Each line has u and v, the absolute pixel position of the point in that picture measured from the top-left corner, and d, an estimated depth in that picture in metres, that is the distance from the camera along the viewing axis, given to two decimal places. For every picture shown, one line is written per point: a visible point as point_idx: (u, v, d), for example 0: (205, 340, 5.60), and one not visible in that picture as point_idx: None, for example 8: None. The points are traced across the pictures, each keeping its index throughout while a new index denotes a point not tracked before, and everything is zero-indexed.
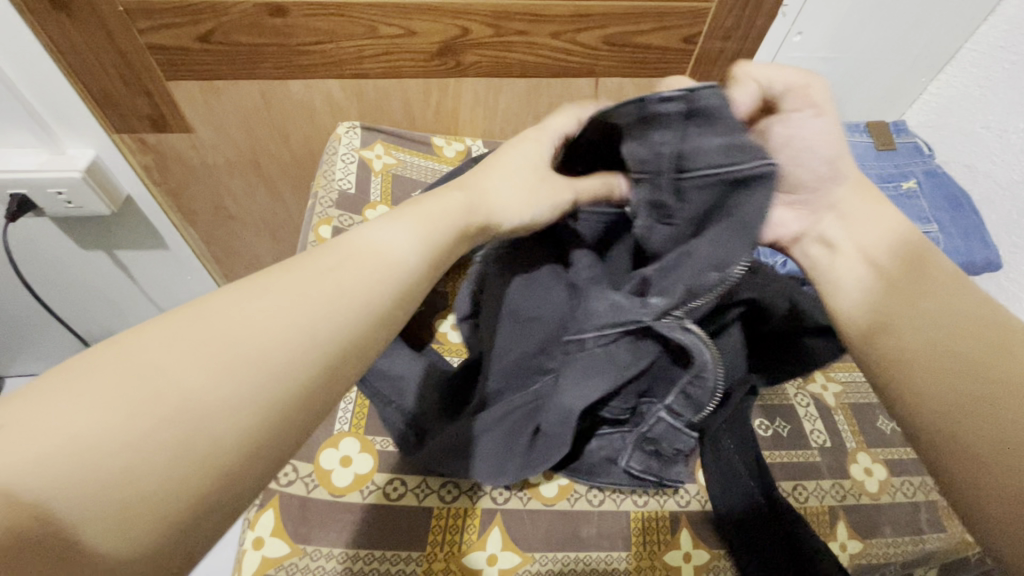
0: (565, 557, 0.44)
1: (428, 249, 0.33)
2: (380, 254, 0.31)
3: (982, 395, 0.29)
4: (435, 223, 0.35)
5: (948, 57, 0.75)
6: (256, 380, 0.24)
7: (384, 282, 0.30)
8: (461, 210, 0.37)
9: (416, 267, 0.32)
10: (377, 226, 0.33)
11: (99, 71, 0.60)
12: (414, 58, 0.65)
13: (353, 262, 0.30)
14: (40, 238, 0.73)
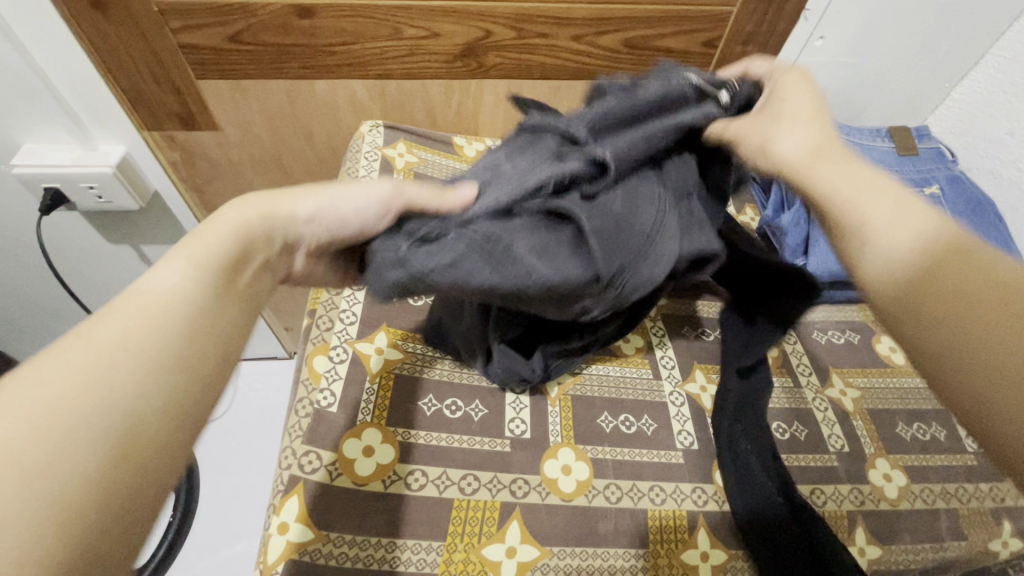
0: (583, 552, 0.44)
1: (206, 278, 0.32)
2: (135, 299, 0.28)
3: (966, 308, 0.28)
4: (206, 247, 0.33)
5: (972, 63, 0.74)
6: (112, 428, 0.24)
7: (171, 331, 0.28)
8: (246, 221, 0.36)
9: (197, 295, 0.30)
10: (153, 275, 0.30)
11: (133, 71, 0.62)
12: (437, 59, 0.66)
13: (114, 315, 0.28)
14: (70, 231, 0.75)
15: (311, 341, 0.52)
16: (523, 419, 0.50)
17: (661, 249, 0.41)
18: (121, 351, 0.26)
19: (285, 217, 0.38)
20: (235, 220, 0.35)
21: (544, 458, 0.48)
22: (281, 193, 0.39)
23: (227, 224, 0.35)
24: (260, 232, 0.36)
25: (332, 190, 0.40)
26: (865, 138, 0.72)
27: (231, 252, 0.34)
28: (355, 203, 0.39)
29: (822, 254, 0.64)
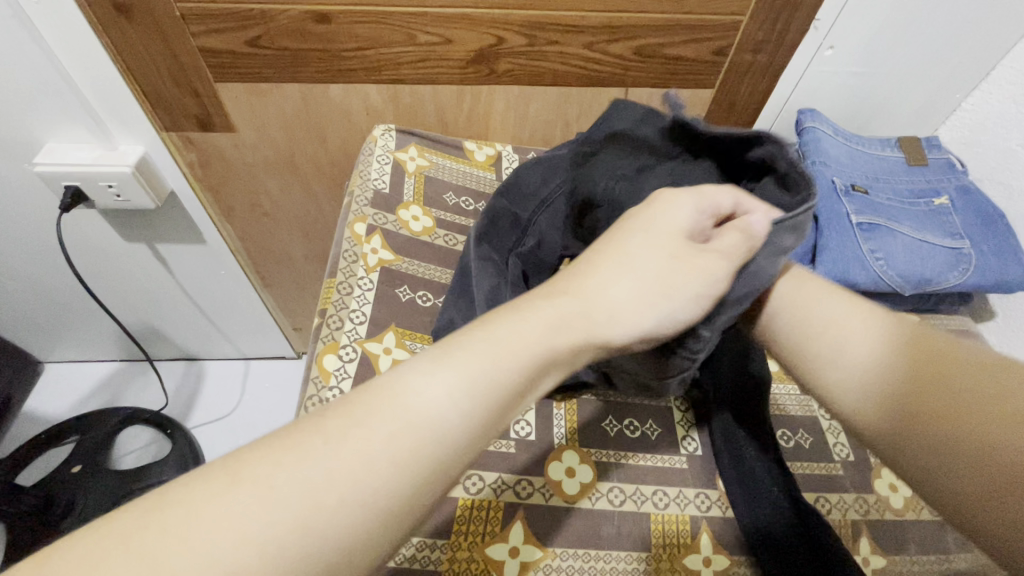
0: (586, 554, 0.44)
1: (480, 412, 0.26)
2: (413, 423, 0.24)
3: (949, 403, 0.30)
4: (483, 375, 0.26)
5: (984, 73, 0.74)
6: (293, 575, 0.21)
7: (406, 473, 0.24)
8: (547, 328, 0.29)
9: (461, 435, 0.25)
10: (419, 375, 0.26)
11: (154, 72, 0.63)
12: (450, 65, 0.67)
13: (371, 413, 0.24)
14: (88, 228, 0.77)
15: (321, 338, 0.53)
16: (528, 420, 0.51)
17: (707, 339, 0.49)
18: (350, 486, 0.22)
19: (574, 314, 0.30)
20: (554, 315, 0.30)
21: (549, 460, 0.49)
22: (594, 262, 0.33)
23: (537, 324, 0.29)
24: (566, 345, 0.29)
25: (650, 262, 0.33)
26: (874, 148, 0.72)
27: (510, 398, 0.27)
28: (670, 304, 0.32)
29: (830, 262, 0.62)
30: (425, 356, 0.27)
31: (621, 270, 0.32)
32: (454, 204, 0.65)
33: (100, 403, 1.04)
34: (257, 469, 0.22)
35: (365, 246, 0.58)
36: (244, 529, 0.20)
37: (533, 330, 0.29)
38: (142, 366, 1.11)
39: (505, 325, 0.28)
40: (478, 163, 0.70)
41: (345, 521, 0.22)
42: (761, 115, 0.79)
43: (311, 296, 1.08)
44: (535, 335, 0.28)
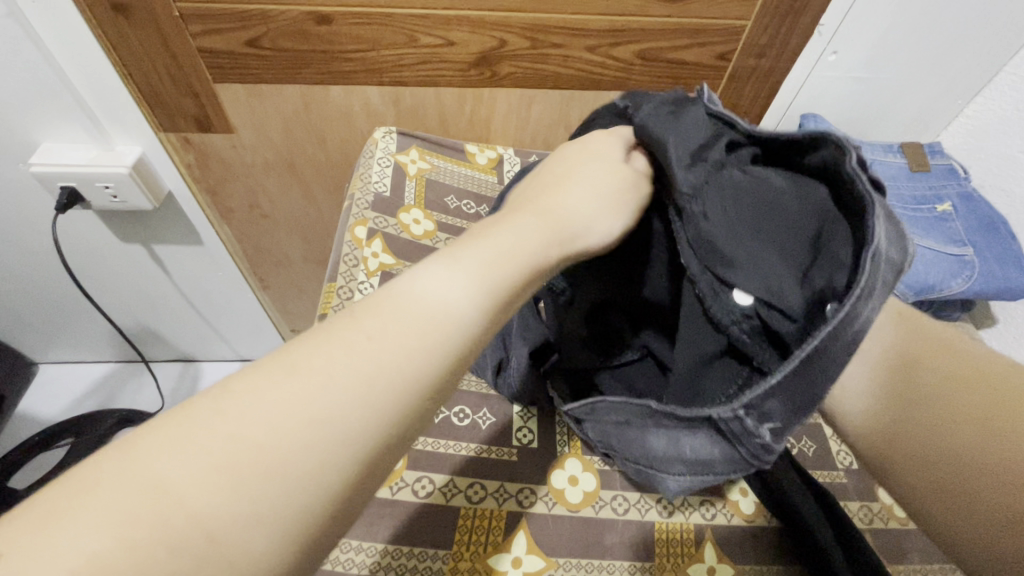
0: (589, 564, 0.44)
1: (485, 297, 0.28)
2: (435, 314, 0.26)
3: (945, 427, 0.33)
4: (496, 271, 0.29)
5: (987, 79, 0.74)
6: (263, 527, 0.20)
7: (429, 353, 0.25)
8: (537, 236, 0.32)
9: (477, 323, 0.27)
10: (431, 276, 0.27)
11: (152, 73, 0.62)
12: (452, 67, 0.67)
13: (379, 315, 0.25)
14: (83, 228, 0.76)
15: None
16: (530, 428, 0.51)
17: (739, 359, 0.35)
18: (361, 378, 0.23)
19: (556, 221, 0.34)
20: (537, 224, 0.33)
21: (551, 468, 0.48)
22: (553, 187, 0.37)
23: (528, 231, 0.32)
24: (553, 253, 0.33)
25: (589, 189, 0.37)
26: (876, 154, 0.72)
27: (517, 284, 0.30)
28: (609, 222, 0.36)
29: None
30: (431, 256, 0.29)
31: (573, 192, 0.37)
32: (456, 207, 0.65)
33: (95, 404, 1.03)
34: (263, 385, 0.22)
35: (366, 250, 0.58)
36: (268, 410, 0.21)
37: (531, 235, 0.32)
38: (138, 367, 1.10)
39: (506, 228, 0.32)
40: (480, 166, 0.69)
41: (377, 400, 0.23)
42: (763, 120, 0.79)
43: (309, 298, 1.07)
44: (533, 238, 0.32)
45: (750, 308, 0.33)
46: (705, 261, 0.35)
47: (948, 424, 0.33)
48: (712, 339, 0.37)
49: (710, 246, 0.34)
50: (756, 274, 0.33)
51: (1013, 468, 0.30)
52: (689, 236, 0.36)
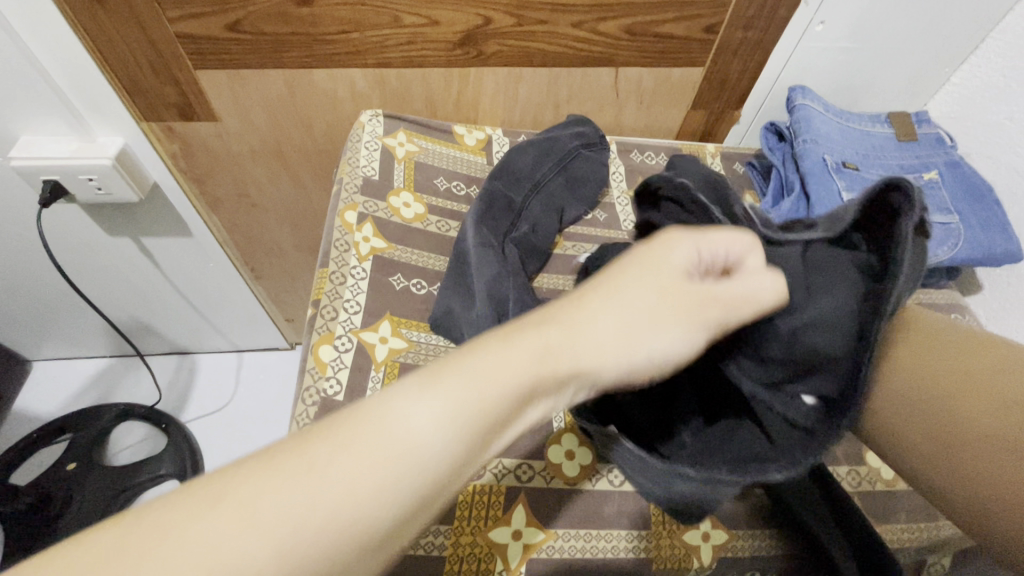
0: (587, 534, 0.45)
1: (468, 438, 0.24)
2: (406, 449, 0.23)
3: (955, 427, 0.33)
4: (488, 397, 0.25)
5: (973, 45, 0.74)
6: None
7: (396, 488, 0.22)
8: (530, 360, 0.26)
9: (446, 462, 0.23)
10: (404, 400, 0.24)
11: (130, 60, 0.61)
12: (437, 47, 0.66)
13: (368, 438, 0.22)
14: (69, 222, 0.75)
15: (316, 329, 0.52)
16: None
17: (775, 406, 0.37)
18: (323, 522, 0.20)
19: (562, 341, 0.28)
20: (539, 340, 0.27)
21: (548, 443, 0.49)
22: (587, 294, 0.31)
23: (521, 355, 0.26)
24: (542, 382, 0.27)
25: (627, 294, 0.31)
26: (864, 124, 0.72)
27: (509, 407, 0.25)
28: (669, 339, 0.31)
29: None
30: (408, 375, 0.25)
31: (617, 295, 0.31)
32: (445, 189, 0.64)
33: (92, 400, 1.03)
34: (241, 491, 0.21)
35: (357, 235, 0.57)
36: (210, 543, 0.19)
37: (525, 362, 0.26)
38: (133, 361, 1.10)
39: (501, 350, 0.26)
40: (469, 147, 0.69)
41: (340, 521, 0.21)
42: (752, 93, 0.78)
43: (303, 287, 1.07)
44: (526, 369, 0.26)
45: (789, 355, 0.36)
46: (751, 338, 0.38)
47: (955, 424, 0.33)
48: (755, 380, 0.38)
49: (761, 323, 0.37)
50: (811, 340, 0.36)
51: (1012, 460, 0.30)
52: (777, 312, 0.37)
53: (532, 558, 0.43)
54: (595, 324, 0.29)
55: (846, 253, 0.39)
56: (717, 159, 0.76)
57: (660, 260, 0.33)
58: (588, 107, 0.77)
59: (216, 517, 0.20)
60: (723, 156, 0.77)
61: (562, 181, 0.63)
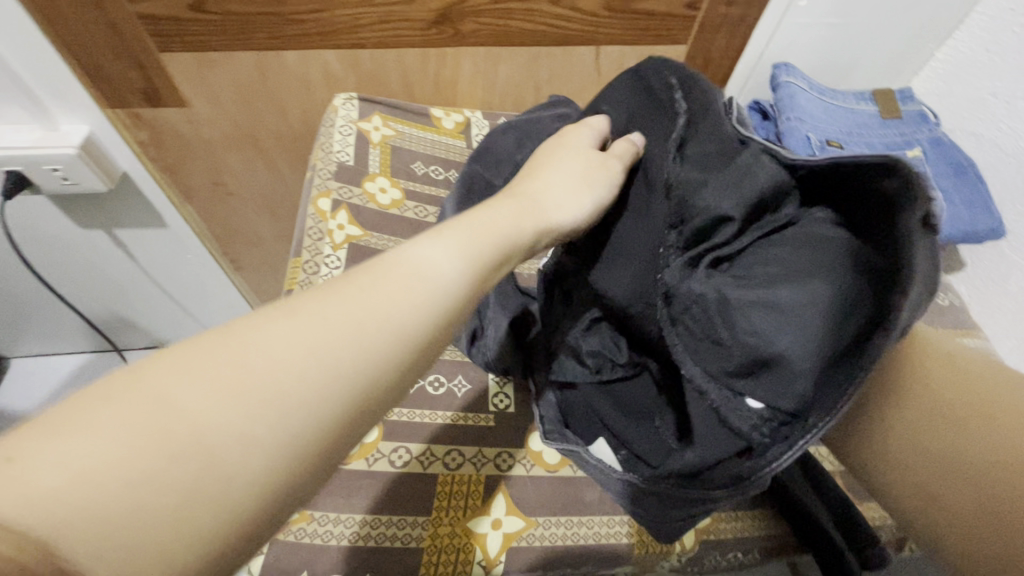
0: (568, 521, 0.45)
1: (473, 272, 0.28)
2: (421, 279, 0.26)
3: (950, 443, 0.34)
4: (486, 240, 0.30)
5: (958, 21, 0.73)
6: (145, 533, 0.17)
7: (412, 307, 0.24)
8: (512, 215, 0.34)
9: (461, 289, 0.27)
10: (419, 246, 0.27)
11: (90, 43, 0.58)
12: (411, 26, 0.64)
13: (377, 278, 0.25)
14: (36, 214, 0.72)
15: None
16: (507, 393, 0.50)
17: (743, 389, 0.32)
18: (323, 352, 0.21)
19: (533, 207, 0.36)
20: (515, 206, 0.35)
21: (529, 431, 0.49)
22: (525, 178, 0.39)
23: (504, 217, 0.33)
24: (527, 232, 0.34)
25: (572, 165, 0.40)
26: (848, 102, 0.71)
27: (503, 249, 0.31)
28: (577, 201, 0.39)
29: None
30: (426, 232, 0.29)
31: (546, 180, 0.39)
32: (423, 174, 0.63)
33: (72, 397, 1.01)
34: (167, 377, 0.19)
35: (331, 222, 0.56)
36: (193, 395, 0.19)
37: (506, 215, 0.33)
38: (113, 357, 1.08)
39: (487, 210, 0.33)
40: (447, 131, 0.67)
41: (313, 380, 0.21)
42: (735, 72, 0.77)
43: (283, 277, 1.05)
44: (508, 219, 0.33)
45: (748, 348, 0.32)
46: (704, 313, 0.34)
47: (961, 472, 0.33)
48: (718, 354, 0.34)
49: (718, 300, 0.34)
50: (769, 336, 0.31)
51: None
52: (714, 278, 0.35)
53: (512, 546, 0.43)
54: (555, 195, 0.38)
55: (841, 237, 0.33)
56: None
57: (575, 143, 0.42)
58: (569, 88, 0.75)
59: (149, 397, 0.19)
60: None
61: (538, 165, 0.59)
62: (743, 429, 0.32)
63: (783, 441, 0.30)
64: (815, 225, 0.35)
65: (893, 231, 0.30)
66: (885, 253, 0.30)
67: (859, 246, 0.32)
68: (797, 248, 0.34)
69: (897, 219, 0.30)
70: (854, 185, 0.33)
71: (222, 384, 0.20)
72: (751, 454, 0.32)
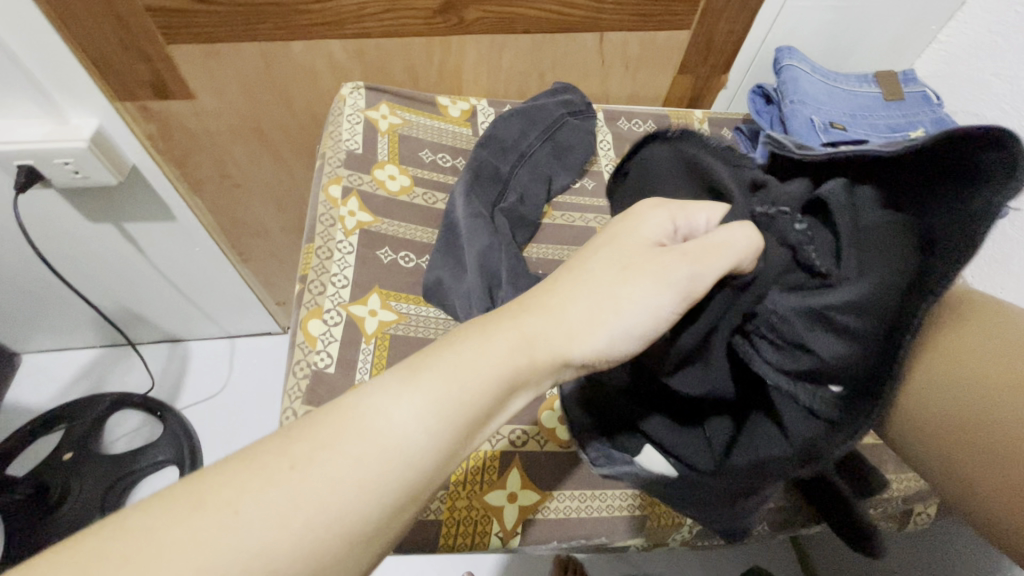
0: (581, 494, 0.46)
1: (446, 428, 0.28)
2: (383, 442, 0.26)
3: (985, 405, 0.33)
4: (455, 387, 0.29)
5: (960, 1, 0.73)
6: None
7: (364, 489, 0.25)
8: (501, 357, 0.30)
9: (427, 456, 0.27)
10: (388, 400, 0.28)
11: (99, 37, 0.59)
12: (416, 15, 0.64)
13: (340, 427, 0.26)
14: (47, 209, 0.73)
15: (303, 305, 0.52)
16: None
17: (807, 391, 0.35)
18: (318, 505, 0.24)
19: (535, 336, 0.32)
20: (515, 336, 0.31)
21: (541, 409, 0.49)
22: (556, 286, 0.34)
23: (499, 347, 0.31)
24: (522, 368, 0.31)
25: (615, 277, 0.33)
26: (851, 85, 0.71)
27: (481, 411, 0.29)
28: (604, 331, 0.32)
29: None
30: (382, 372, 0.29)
31: (580, 300, 0.33)
32: (430, 161, 0.63)
33: (84, 390, 1.03)
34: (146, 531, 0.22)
35: (342, 209, 0.57)
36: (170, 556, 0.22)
37: (497, 354, 0.30)
38: (124, 350, 1.09)
39: (471, 345, 0.30)
40: (453, 118, 0.68)
41: (336, 510, 0.25)
42: (739, 56, 0.77)
43: (291, 269, 1.06)
44: (498, 356, 0.30)
45: (828, 345, 0.34)
46: (785, 319, 0.35)
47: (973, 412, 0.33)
48: (795, 359, 0.36)
49: (800, 309, 0.35)
50: (850, 330, 0.34)
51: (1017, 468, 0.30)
52: (774, 304, 0.36)
53: (528, 519, 0.44)
54: (568, 313, 0.33)
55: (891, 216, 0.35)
56: (705, 124, 0.76)
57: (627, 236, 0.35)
58: (572, 75, 0.76)
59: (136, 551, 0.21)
60: (711, 122, 0.76)
61: (549, 148, 0.62)
62: (832, 411, 0.34)
63: (859, 422, 0.32)
64: (862, 209, 0.37)
65: (943, 206, 0.32)
66: (938, 226, 0.32)
67: (906, 221, 0.34)
68: (856, 241, 0.35)
69: (951, 195, 0.32)
70: (902, 163, 0.35)
71: (240, 533, 0.23)
72: (835, 430, 0.34)
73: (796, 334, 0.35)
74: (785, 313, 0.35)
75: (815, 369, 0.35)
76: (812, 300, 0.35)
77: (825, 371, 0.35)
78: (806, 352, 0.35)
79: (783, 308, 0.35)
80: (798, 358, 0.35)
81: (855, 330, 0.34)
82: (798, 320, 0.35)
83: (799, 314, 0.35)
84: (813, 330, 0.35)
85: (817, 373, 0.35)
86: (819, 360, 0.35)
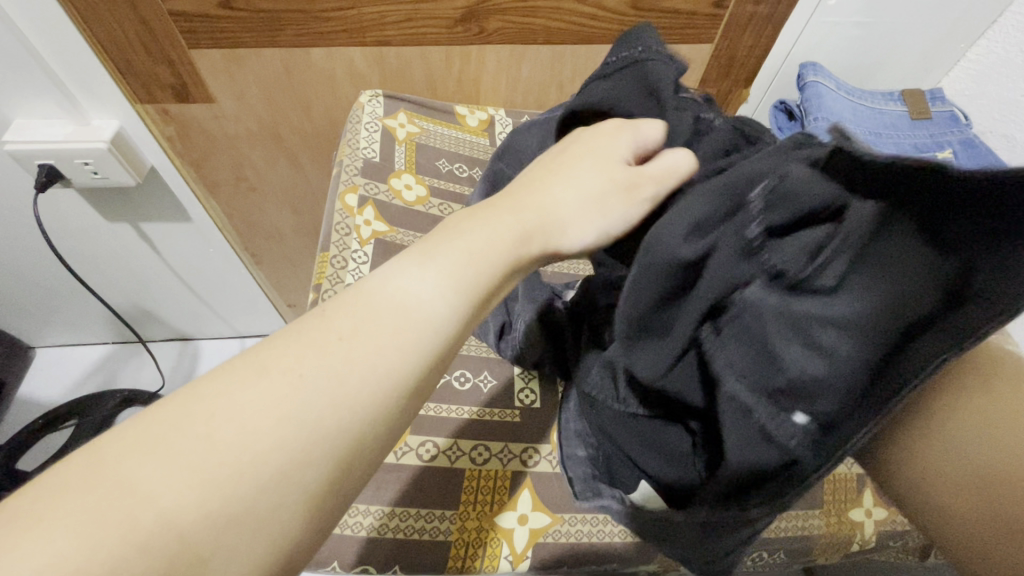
0: (593, 518, 0.45)
1: (465, 307, 0.28)
2: (408, 316, 0.26)
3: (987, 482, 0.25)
4: (474, 252, 0.29)
5: (991, 20, 0.72)
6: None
7: (410, 351, 0.25)
8: (513, 237, 0.31)
9: (451, 326, 0.27)
10: (404, 275, 0.27)
11: (123, 40, 0.59)
12: (437, 24, 0.64)
13: (356, 314, 0.25)
14: (67, 207, 0.74)
15: None
16: (532, 389, 0.50)
17: (775, 418, 0.29)
18: (380, 372, 0.24)
19: (540, 225, 0.33)
20: (518, 227, 0.32)
21: (554, 427, 0.49)
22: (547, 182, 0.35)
23: (503, 234, 0.31)
24: (525, 252, 0.32)
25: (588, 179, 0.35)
26: (877, 102, 0.70)
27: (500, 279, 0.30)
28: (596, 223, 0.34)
29: None
30: (401, 252, 0.29)
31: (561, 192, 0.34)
32: (447, 171, 0.63)
33: (95, 386, 1.03)
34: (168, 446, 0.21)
35: (358, 218, 0.56)
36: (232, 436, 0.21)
37: (502, 234, 0.31)
38: (136, 348, 1.10)
39: (479, 227, 0.31)
40: (471, 129, 0.67)
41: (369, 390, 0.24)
42: (761, 72, 0.76)
43: (303, 272, 1.06)
44: (505, 237, 0.31)
45: (799, 368, 0.28)
46: (756, 325, 0.29)
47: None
48: (764, 375, 0.29)
49: (777, 313, 0.29)
50: (831, 356, 0.27)
51: None
52: (750, 315, 0.29)
53: (539, 542, 0.44)
54: (567, 202, 0.34)
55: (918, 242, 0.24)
56: None
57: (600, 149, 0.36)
58: None
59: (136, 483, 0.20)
60: None
61: None
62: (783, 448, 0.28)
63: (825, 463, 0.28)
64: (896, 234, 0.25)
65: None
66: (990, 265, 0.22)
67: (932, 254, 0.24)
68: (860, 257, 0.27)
69: None
70: (952, 198, 0.22)
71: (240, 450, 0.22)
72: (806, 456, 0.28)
73: (763, 346, 0.29)
74: (754, 318, 0.29)
75: (787, 395, 0.28)
76: (788, 307, 0.28)
77: (792, 398, 0.28)
78: (779, 368, 0.28)
79: (756, 315, 0.29)
80: (760, 380, 0.29)
81: (847, 356, 0.27)
82: (773, 332, 0.28)
83: (773, 327, 0.29)
84: (787, 349, 0.28)
85: (789, 400, 0.28)
86: (792, 385, 0.28)
